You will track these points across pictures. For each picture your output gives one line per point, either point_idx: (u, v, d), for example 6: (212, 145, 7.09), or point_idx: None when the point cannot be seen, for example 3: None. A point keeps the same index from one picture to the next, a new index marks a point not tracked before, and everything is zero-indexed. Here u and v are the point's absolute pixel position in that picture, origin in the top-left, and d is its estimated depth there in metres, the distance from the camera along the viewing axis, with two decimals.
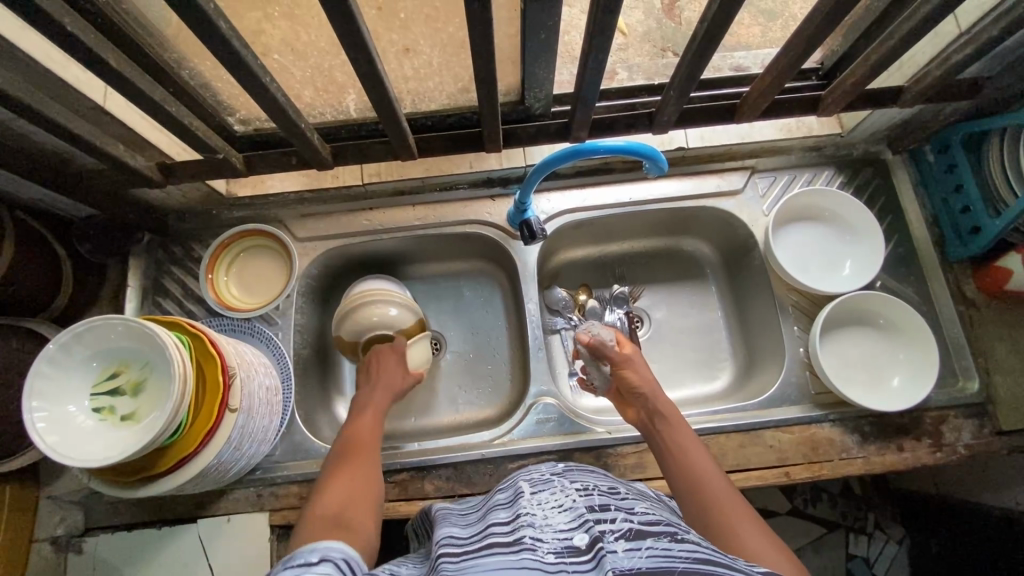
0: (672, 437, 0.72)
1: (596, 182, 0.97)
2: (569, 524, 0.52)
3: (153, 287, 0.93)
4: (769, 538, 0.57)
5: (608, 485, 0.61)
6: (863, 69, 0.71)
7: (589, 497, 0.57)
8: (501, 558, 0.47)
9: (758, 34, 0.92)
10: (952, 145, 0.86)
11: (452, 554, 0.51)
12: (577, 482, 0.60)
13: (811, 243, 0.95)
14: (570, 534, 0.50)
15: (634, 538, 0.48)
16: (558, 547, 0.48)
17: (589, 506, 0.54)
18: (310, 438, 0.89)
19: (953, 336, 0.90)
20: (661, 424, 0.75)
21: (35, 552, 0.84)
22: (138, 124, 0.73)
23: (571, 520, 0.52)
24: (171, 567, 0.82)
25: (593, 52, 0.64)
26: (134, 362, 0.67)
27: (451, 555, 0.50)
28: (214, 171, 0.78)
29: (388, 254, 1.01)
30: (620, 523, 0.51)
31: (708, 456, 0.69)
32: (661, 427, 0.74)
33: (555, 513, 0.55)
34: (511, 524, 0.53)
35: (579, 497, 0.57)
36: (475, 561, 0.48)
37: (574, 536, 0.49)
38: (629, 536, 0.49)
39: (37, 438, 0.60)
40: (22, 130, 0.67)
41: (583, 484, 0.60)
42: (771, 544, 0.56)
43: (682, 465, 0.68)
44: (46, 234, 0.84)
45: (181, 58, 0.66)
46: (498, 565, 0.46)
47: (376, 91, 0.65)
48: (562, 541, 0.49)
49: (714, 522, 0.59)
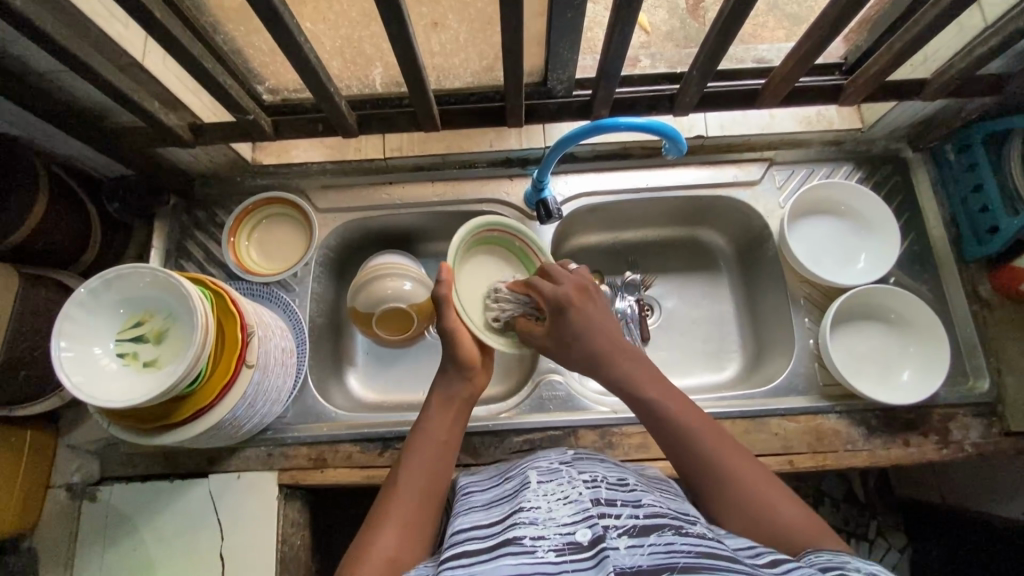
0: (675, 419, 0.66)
1: (615, 166, 0.98)
2: (572, 517, 0.52)
3: (177, 248, 0.96)
4: (803, 515, 0.59)
5: (617, 476, 0.60)
6: (888, 56, 0.72)
7: (596, 489, 0.56)
8: (500, 560, 0.48)
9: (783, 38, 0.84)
10: (972, 145, 0.86)
11: (454, 555, 0.50)
12: (585, 473, 0.59)
13: (827, 235, 0.96)
14: (572, 528, 0.50)
15: (638, 535, 0.49)
16: (560, 544, 0.48)
17: (594, 499, 0.54)
18: (323, 402, 0.91)
19: (964, 335, 0.90)
20: (656, 405, 0.67)
21: (50, 497, 0.87)
22: (172, 84, 0.76)
23: (575, 513, 0.52)
24: (181, 518, 0.85)
25: (618, 27, 0.64)
26: (158, 312, 0.69)
27: (455, 561, 0.49)
28: (243, 134, 0.81)
29: (405, 229, 1.03)
30: (625, 518, 0.51)
31: (714, 428, 0.65)
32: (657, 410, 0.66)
33: (560, 505, 0.54)
34: (506, 523, 0.53)
35: (585, 489, 0.56)
36: (476, 569, 0.48)
37: (576, 531, 0.50)
38: (633, 531, 0.49)
39: (63, 376, 0.62)
40: (64, 81, 0.69)
41: (591, 475, 0.59)
42: (806, 525, 0.58)
43: (694, 453, 0.64)
44: (78, 190, 0.87)
45: (217, 22, 0.69)
46: (499, 570, 0.46)
47: (406, 58, 0.67)
48: (564, 536, 0.49)
49: (754, 515, 0.59)
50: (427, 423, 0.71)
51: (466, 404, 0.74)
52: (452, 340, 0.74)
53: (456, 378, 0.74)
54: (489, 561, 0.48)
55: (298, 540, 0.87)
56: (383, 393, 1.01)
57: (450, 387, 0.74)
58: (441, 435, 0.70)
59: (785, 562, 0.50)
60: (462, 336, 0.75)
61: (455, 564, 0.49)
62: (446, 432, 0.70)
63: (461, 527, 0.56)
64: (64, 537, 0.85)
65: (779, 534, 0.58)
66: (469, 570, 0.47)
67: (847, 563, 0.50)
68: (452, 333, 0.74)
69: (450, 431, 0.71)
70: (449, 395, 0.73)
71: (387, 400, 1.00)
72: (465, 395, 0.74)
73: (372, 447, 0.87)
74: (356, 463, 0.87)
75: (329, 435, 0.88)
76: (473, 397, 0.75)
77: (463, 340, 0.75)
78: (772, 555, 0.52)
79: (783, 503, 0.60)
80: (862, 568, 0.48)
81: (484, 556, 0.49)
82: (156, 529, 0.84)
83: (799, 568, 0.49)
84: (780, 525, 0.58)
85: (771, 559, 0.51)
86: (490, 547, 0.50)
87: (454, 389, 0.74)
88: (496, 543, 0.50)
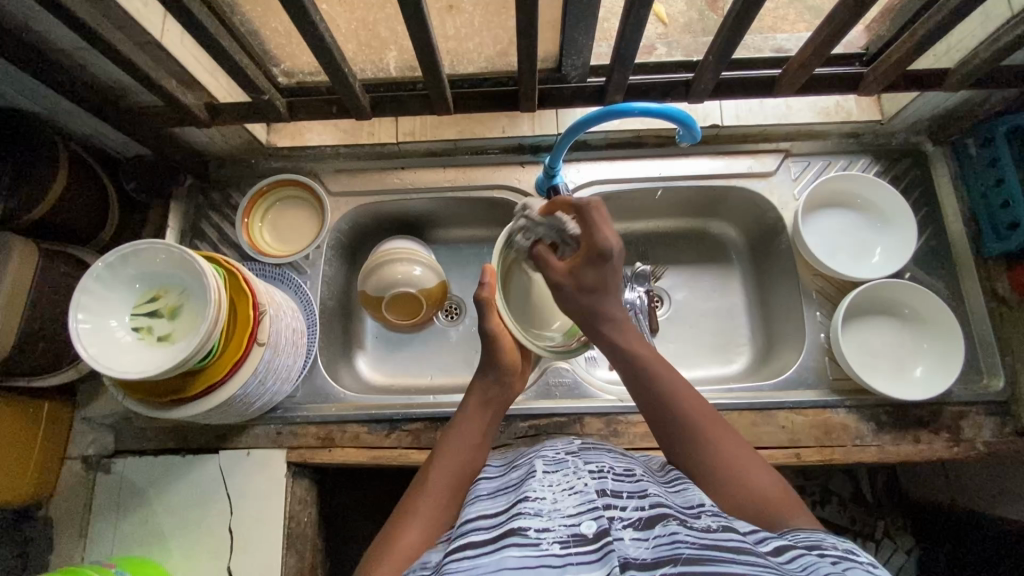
0: (661, 383, 0.67)
1: (627, 155, 0.97)
2: (577, 508, 0.52)
3: (192, 229, 0.97)
4: (776, 486, 0.61)
5: (623, 467, 0.60)
6: (909, 44, 0.71)
7: (602, 480, 0.56)
8: (505, 551, 0.48)
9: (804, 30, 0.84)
10: (997, 137, 0.84)
11: (459, 547, 0.50)
12: (591, 464, 0.59)
13: (841, 229, 0.94)
14: (577, 520, 0.50)
15: (643, 528, 0.49)
16: (564, 536, 0.48)
17: (600, 491, 0.54)
18: (330, 383, 0.92)
19: (980, 332, 0.88)
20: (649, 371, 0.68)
21: (66, 468, 0.89)
22: (189, 63, 0.76)
23: (580, 504, 0.52)
24: (191, 492, 0.86)
25: (633, 8, 0.63)
26: (173, 288, 0.71)
27: (456, 554, 0.50)
28: (259, 115, 0.82)
29: (416, 215, 1.04)
30: (630, 511, 0.51)
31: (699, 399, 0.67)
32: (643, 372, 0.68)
33: (564, 496, 0.54)
34: (510, 513, 0.53)
35: (591, 480, 0.56)
36: (477, 562, 0.48)
37: (581, 523, 0.50)
38: (638, 525, 0.49)
39: (80, 346, 0.64)
40: (86, 58, 0.70)
41: (597, 465, 0.59)
42: (784, 500, 0.59)
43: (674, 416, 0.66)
44: (96, 167, 0.88)
45: (234, 3, 0.70)
46: (504, 562, 0.46)
47: (421, 40, 0.67)
48: (568, 527, 0.49)
49: (732, 488, 0.60)
50: (462, 421, 0.71)
51: (500, 405, 0.75)
52: (492, 341, 0.74)
53: (498, 379, 0.75)
54: (494, 553, 0.48)
55: (305, 517, 0.89)
56: (391, 376, 1.02)
57: (488, 389, 0.74)
58: (477, 435, 0.70)
59: (788, 549, 0.49)
60: (503, 338, 0.74)
61: (459, 557, 0.49)
62: (481, 431, 0.71)
63: (467, 517, 0.55)
64: (79, 507, 0.88)
65: (751, 506, 0.59)
66: (473, 563, 0.47)
67: (824, 540, 0.51)
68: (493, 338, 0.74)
69: (483, 429, 0.71)
70: (489, 395, 0.74)
71: (395, 383, 1.01)
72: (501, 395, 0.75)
73: (379, 428, 0.89)
74: (363, 444, 0.88)
75: (337, 415, 0.89)
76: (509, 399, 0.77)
77: (503, 344, 0.74)
78: (774, 541, 0.51)
79: (758, 475, 0.61)
80: (840, 544, 0.50)
81: (486, 548, 0.49)
82: (167, 502, 0.86)
83: (802, 554, 0.48)
84: (749, 494, 0.59)
85: (773, 547, 0.50)
86: (491, 538, 0.50)
87: (493, 390, 0.74)
88: (498, 534, 0.50)
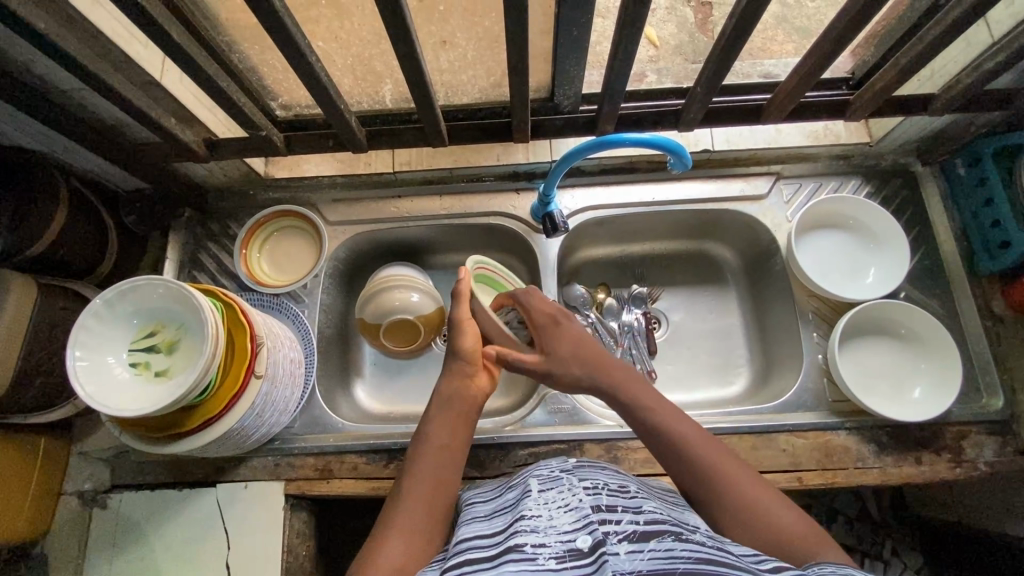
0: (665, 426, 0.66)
1: (623, 180, 0.98)
2: (573, 525, 0.51)
3: (190, 260, 0.98)
4: (805, 526, 0.57)
5: (618, 483, 0.60)
6: (892, 72, 0.72)
7: (597, 496, 0.55)
8: (502, 566, 0.47)
9: (793, 51, 0.87)
10: (983, 156, 0.85)
11: (456, 563, 0.49)
12: (586, 480, 0.59)
13: (835, 250, 0.95)
14: (572, 535, 0.49)
15: (637, 540, 0.48)
16: (560, 551, 0.48)
17: (594, 506, 0.53)
18: (329, 413, 0.92)
19: (977, 350, 0.89)
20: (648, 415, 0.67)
21: (62, 504, 0.88)
22: (188, 101, 0.78)
23: (576, 520, 0.52)
24: (187, 526, 0.85)
25: (623, 43, 0.65)
26: (170, 323, 0.71)
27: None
28: (256, 149, 0.83)
29: (414, 242, 1.05)
30: (625, 524, 0.51)
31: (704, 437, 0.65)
32: (654, 420, 0.66)
33: (560, 513, 0.54)
34: (507, 532, 0.52)
35: (586, 496, 0.55)
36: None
37: (577, 538, 0.49)
38: (633, 538, 0.48)
39: (77, 384, 0.64)
40: (85, 99, 0.72)
41: (592, 482, 0.59)
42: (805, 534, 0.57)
43: (685, 457, 0.64)
44: (96, 202, 0.90)
45: (233, 42, 0.71)
46: None
47: (415, 76, 0.68)
48: (564, 543, 0.49)
49: (766, 535, 0.57)
50: (434, 426, 0.69)
51: (474, 403, 0.73)
52: (458, 329, 0.76)
53: (465, 376, 0.74)
54: (491, 569, 0.47)
55: (304, 550, 0.88)
56: (388, 403, 1.01)
57: (460, 387, 0.73)
58: (446, 439, 0.68)
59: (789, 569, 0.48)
60: (467, 325, 0.76)
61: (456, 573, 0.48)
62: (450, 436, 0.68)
63: (464, 537, 0.55)
64: (74, 544, 0.87)
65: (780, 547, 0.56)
66: None
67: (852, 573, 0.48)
68: (461, 323, 0.76)
69: (456, 434, 0.69)
70: (455, 395, 0.72)
71: (392, 412, 1.00)
72: (475, 392, 0.73)
73: (378, 458, 0.88)
74: (362, 475, 0.87)
75: (335, 445, 0.88)
76: (480, 396, 0.74)
77: (469, 331, 0.76)
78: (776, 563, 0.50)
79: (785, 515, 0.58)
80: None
81: (484, 565, 0.48)
82: (164, 538, 0.85)
83: None
84: (784, 540, 0.56)
85: (773, 566, 0.49)
86: (486, 557, 0.49)
87: (460, 390, 0.72)
88: (496, 552, 0.50)
